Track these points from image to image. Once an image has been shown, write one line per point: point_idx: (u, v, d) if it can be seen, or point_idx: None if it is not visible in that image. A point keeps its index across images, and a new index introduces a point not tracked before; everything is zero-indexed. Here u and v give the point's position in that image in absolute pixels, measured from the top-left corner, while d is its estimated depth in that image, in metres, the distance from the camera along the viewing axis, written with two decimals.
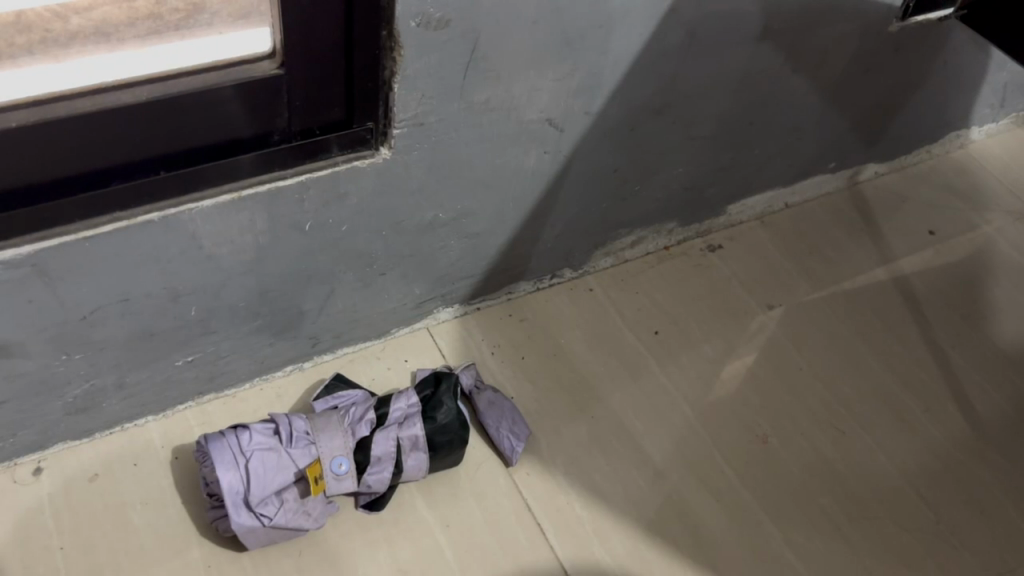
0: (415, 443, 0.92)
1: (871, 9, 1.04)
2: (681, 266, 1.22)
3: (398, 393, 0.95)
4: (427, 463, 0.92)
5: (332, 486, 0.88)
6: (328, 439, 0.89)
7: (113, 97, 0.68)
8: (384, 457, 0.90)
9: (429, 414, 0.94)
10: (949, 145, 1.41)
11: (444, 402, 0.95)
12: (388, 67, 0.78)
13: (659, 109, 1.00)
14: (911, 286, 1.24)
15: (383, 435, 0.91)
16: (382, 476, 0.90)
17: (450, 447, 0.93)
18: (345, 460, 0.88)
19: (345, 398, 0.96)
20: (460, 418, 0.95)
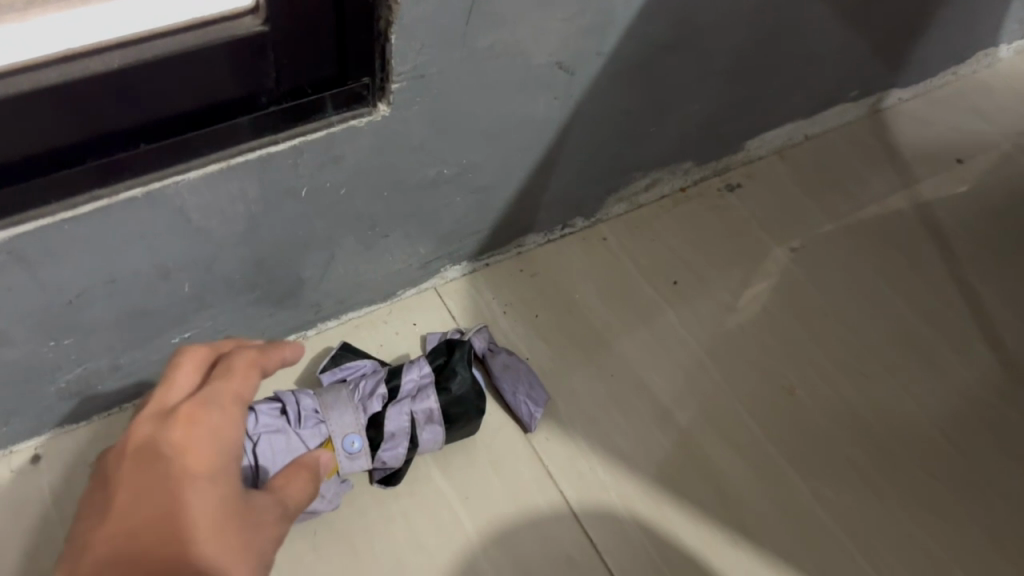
0: (429, 416, 0.87)
1: None
2: (697, 210, 1.16)
3: (408, 363, 0.89)
4: (442, 435, 0.88)
5: (345, 466, 0.84)
6: (339, 416, 0.84)
7: (80, 66, 0.61)
8: (398, 433, 0.86)
9: (444, 385, 0.89)
10: (976, 65, 1.33)
11: (458, 371, 0.90)
12: (382, 15, 0.70)
13: (675, 44, 0.93)
14: (938, 220, 1.18)
15: (396, 410, 0.86)
16: (397, 452, 0.86)
17: (467, 416, 0.89)
18: (358, 438, 0.84)
19: (353, 369, 0.91)
20: (475, 387, 0.90)
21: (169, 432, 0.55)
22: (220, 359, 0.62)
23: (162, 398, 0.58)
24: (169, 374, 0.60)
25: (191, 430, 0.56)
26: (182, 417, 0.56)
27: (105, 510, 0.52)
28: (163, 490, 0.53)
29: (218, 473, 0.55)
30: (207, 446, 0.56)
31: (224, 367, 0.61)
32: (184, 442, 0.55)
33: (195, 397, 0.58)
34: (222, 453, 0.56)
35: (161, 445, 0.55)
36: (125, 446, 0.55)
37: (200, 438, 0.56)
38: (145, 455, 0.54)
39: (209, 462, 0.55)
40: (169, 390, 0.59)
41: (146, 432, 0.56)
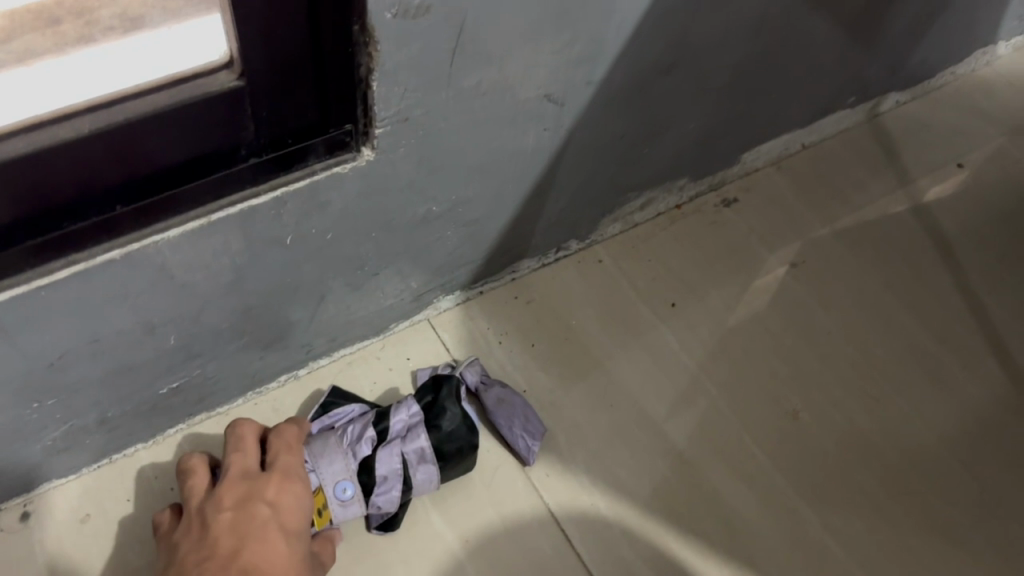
0: (421, 456, 0.85)
1: None
2: (694, 227, 1.13)
3: (397, 405, 0.88)
4: (436, 475, 0.86)
5: (338, 513, 0.82)
6: (329, 464, 0.82)
7: (47, 134, 0.58)
8: (391, 475, 0.84)
9: (434, 423, 0.87)
10: (975, 63, 1.30)
11: (447, 408, 0.88)
12: (363, 63, 0.67)
13: (669, 67, 0.90)
14: (941, 228, 1.15)
15: (385, 453, 0.84)
16: (391, 496, 0.84)
17: (461, 452, 0.87)
18: (349, 484, 0.82)
19: (341, 413, 0.89)
20: (467, 423, 0.88)
21: (263, 491, 0.74)
22: (281, 431, 0.81)
23: (244, 462, 0.78)
24: (243, 444, 0.79)
25: (281, 489, 0.75)
26: (271, 481, 0.76)
27: (217, 540, 0.70)
28: (264, 534, 0.71)
29: (299, 528, 0.74)
30: (291, 506, 0.74)
31: (285, 445, 0.80)
32: (276, 499, 0.74)
33: (277, 468, 0.77)
34: (299, 515, 0.75)
35: (257, 500, 0.74)
36: (225, 494, 0.74)
37: (286, 498, 0.75)
38: (244, 504, 0.73)
39: (292, 518, 0.74)
40: (246, 457, 0.78)
41: (244, 488, 0.75)
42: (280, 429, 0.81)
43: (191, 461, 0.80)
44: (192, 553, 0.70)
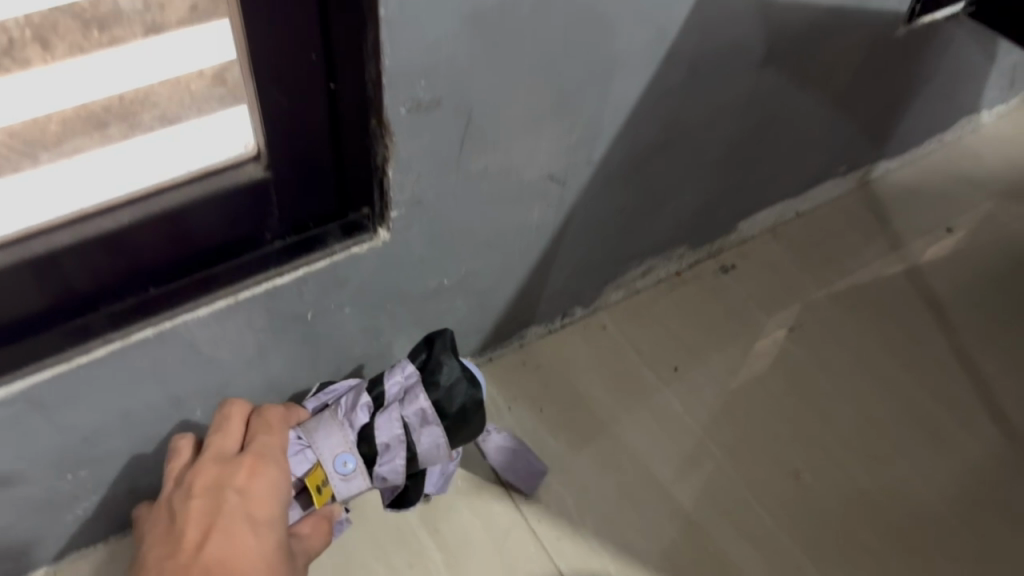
0: (423, 417, 0.83)
1: (876, 18, 0.99)
2: (694, 292, 1.18)
3: (391, 369, 0.86)
4: (443, 435, 0.84)
5: (340, 489, 0.79)
6: (326, 438, 0.80)
7: (91, 225, 0.63)
8: (393, 443, 0.82)
9: (432, 380, 0.85)
10: (960, 131, 1.35)
11: (443, 363, 0.86)
12: (379, 152, 0.72)
13: (664, 146, 0.95)
14: (933, 289, 1.19)
15: (385, 419, 0.82)
16: (395, 463, 0.82)
17: (465, 411, 0.86)
18: (350, 456, 0.80)
19: (334, 391, 0.87)
20: (467, 376, 0.87)
21: (234, 479, 0.69)
22: (262, 414, 0.77)
23: (220, 447, 0.73)
24: (223, 427, 0.75)
25: (254, 475, 0.69)
26: (244, 466, 0.70)
27: (183, 530, 0.65)
28: (229, 525, 0.65)
29: (274, 517, 0.68)
30: (264, 492, 0.69)
31: (267, 423, 0.76)
32: (247, 485, 0.69)
33: (252, 450, 0.72)
34: (275, 499, 0.69)
35: (228, 486, 0.68)
36: (195, 483, 0.69)
37: (260, 484, 0.69)
38: (214, 491, 0.68)
39: (267, 506, 0.68)
40: (224, 439, 0.74)
41: (215, 473, 0.69)
42: (259, 415, 0.77)
43: (178, 443, 0.76)
44: (156, 547, 0.64)
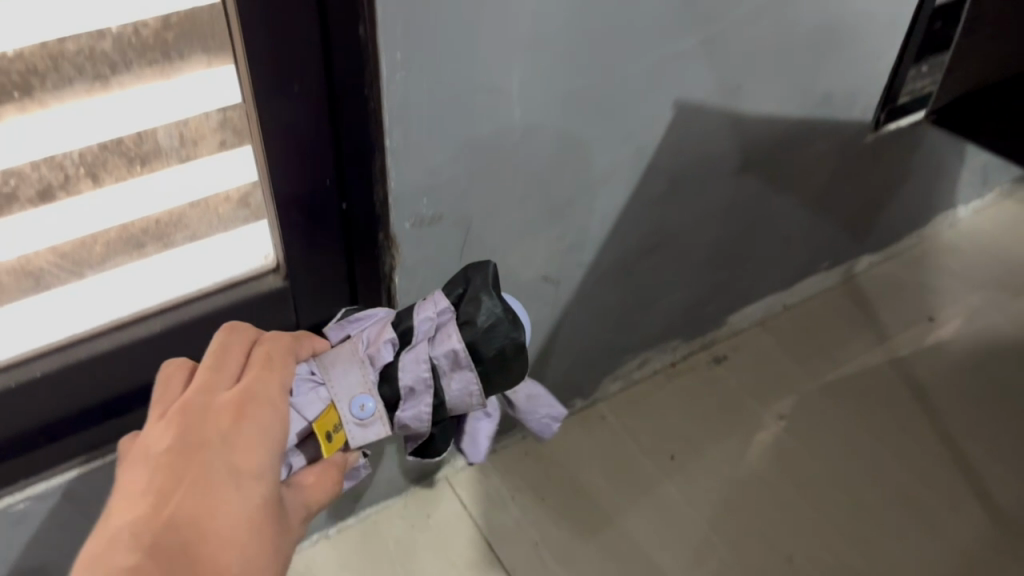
0: (455, 360, 0.66)
1: (843, 127, 1.08)
2: (689, 383, 1.24)
3: (420, 301, 0.69)
4: (477, 382, 0.67)
5: (355, 435, 0.65)
6: (342, 376, 0.65)
7: (128, 333, 0.71)
8: (418, 387, 0.66)
9: (466, 320, 0.66)
10: (940, 225, 1.43)
11: (482, 299, 0.66)
12: (387, 262, 0.80)
13: (651, 248, 1.03)
14: (917, 377, 1.25)
15: (410, 357, 0.66)
16: (420, 411, 0.67)
17: (503, 358, 0.66)
18: (369, 399, 0.65)
19: (363, 318, 0.73)
20: (508, 316, 0.67)
21: (216, 424, 0.55)
22: (263, 347, 0.62)
23: (207, 381, 0.58)
24: (218, 359, 0.60)
25: (240, 424, 0.56)
26: (231, 407, 0.56)
27: (153, 478, 0.52)
28: (207, 473, 0.52)
29: (261, 471, 0.55)
30: (252, 441, 0.55)
31: (266, 358, 0.61)
32: (232, 433, 0.55)
33: (240, 393, 0.57)
34: (263, 451, 0.55)
35: (207, 432, 0.55)
36: (175, 419, 0.55)
37: (247, 433, 0.55)
38: (190, 435, 0.54)
39: (253, 458, 0.55)
40: (214, 374, 0.59)
41: (193, 412, 0.55)
42: (262, 347, 0.62)
43: (166, 369, 0.62)
44: (122, 491, 0.52)
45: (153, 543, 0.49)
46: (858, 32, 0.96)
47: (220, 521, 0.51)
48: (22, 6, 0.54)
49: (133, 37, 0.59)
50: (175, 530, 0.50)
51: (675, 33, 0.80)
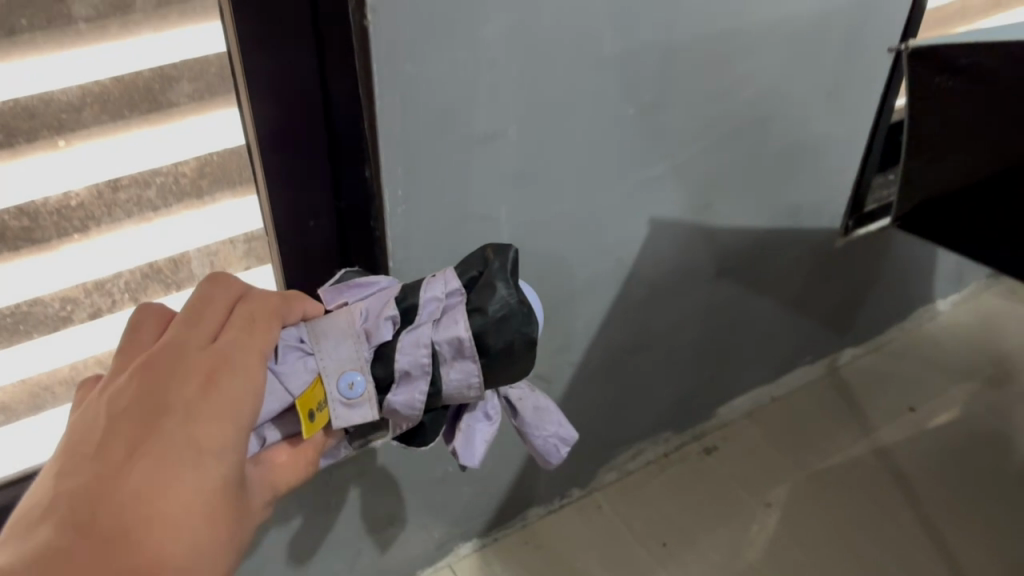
0: (459, 349, 0.59)
1: (813, 234, 1.18)
2: (680, 472, 1.31)
3: (430, 278, 0.62)
4: (479, 375, 0.60)
5: (341, 417, 0.57)
6: (334, 349, 0.57)
7: None
8: (415, 371, 0.59)
9: (476, 307, 0.59)
10: (919, 319, 1.52)
11: (497, 287, 0.60)
12: None
13: (636, 347, 1.12)
14: (898, 464, 1.31)
15: (410, 339, 0.59)
16: (412, 399, 0.59)
17: (511, 353, 0.60)
18: (361, 378, 0.57)
19: (366, 285, 0.64)
20: (523, 307, 0.60)
21: (181, 389, 0.47)
22: (247, 306, 0.54)
23: (180, 337, 0.51)
24: (196, 312, 0.53)
25: (210, 392, 0.48)
26: (201, 371, 0.49)
27: (107, 434, 0.45)
28: (163, 447, 0.45)
29: (226, 448, 0.47)
30: (221, 415, 0.48)
31: (252, 314, 0.54)
32: (198, 400, 0.47)
33: (217, 349, 0.50)
34: (236, 423, 0.48)
35: (171, 397, 0.47)
36: (140, 369, 0.48)
37: (217, 402, 0.48)
38: (152, 397, 0.47)
39: (218, 433, 0.47)
40: (190, 328, 0.51)
41: (161, 370, 0.48)
42: (248, 304, 0.55)
43: (137, 316, 0.54)
44: (70, 444, 0.46)
45: (87, 529, 0.41)
46: (818, 153, 1.07)
47: (173, 500, 0.44)
48: (84, 161, 0.65)
49: (172, 186, 0.70)
50: (120, 505, 0.43)
51: (644, 162, 0.91)
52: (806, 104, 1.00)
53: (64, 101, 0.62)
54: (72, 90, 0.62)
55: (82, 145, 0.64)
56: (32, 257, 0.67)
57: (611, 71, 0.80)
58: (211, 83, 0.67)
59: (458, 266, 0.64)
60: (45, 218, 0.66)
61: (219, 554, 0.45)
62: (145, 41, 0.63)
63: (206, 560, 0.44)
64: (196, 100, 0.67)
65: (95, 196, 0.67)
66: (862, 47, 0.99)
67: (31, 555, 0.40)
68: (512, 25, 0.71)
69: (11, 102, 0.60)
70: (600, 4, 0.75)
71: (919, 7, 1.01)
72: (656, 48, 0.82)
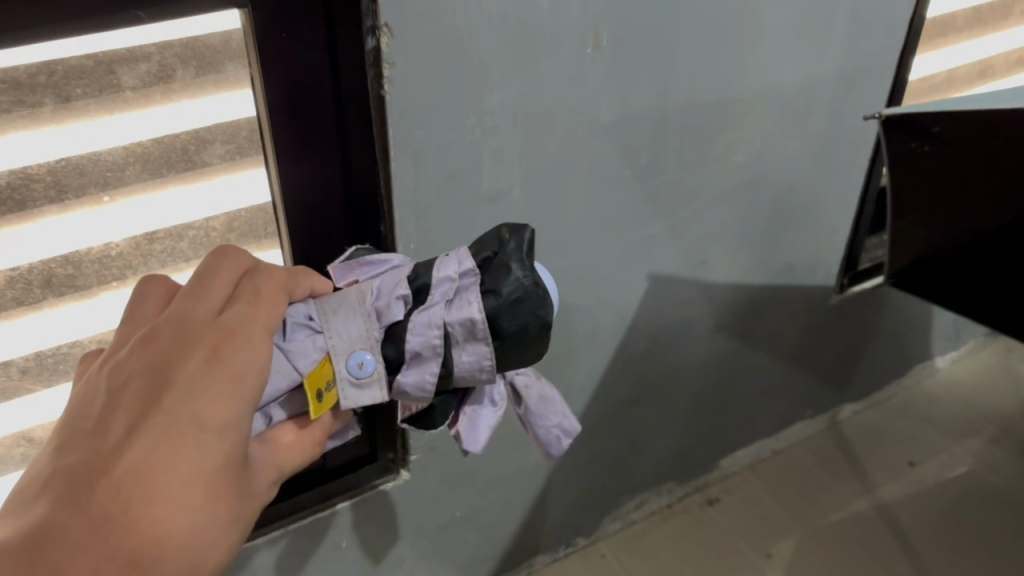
0: (471, 331, 0.59)
1: (809, 291, 1.23)
2: (683, 523, 1.34)
3: (444, 256, 0.62)
4: (491, 358, 0.59)
5: (350, 395, 0.57)
6: (344, 326, 0.58)
7: None
8: (426, 352, 0.59)
9: (490, 288, 0.59)
10: (917, 376, 1.56)
11: (511, 267, 0.59)
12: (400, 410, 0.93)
13: (638, 398, 1.17)
14: (896, 516, 1.33)
15: (422, 320, 0.59)
16: (423, 380, 0.60)
17: (525, 335, 0.59)
18: (370, 358, 0.58)
19: (379, 264, 0.65)
20: (538, 290, 0.59)
21: (184, 364, 0.49)
22: (254, 280, 0.55)
23: (187, 310, 0.52)
24: (204, 284, 0.54)
25: (214, 366, 0.49)
26: (205, 346, 0.50)
27: (108, 410, 0.47)
28: (164, 422, 0.47)
29: (228, 424, 0.49)
30: (222, 390, 0.49)
31: (258, 290, 0.55)
32: (200, 375, 0.49)
33: (221, 324, 0.51)
34: (240, 397, 0.50)
35: (175, 371, 0.49)
36: (144, 344, 0.50)
37: (220, 378, 0.49)
38: (157, 372, 0.49)
39: (219, 409, 0.48)
40: (197, 301, 0.53)
41: (165, 344, 0.50)
42: (255, 277, 0.56)
43: (147, 286, 0.56)
44: (73, 417, 0.48)
45: (83, 506, 0.44)
46: (810, 214, 1.13)
47: (170, 478, 0.46)
48: (124, 215, 0.71)
49: (203, 239, 0.76)
50: (119, 481, 0.45)
51: (642, 220, 0.97)
52: (797, 168, 1.06)
53: (110, 161, 0.68)
54: (117, 151, 0.68)
55: (125, 199, 0.70)
56: (73, 303, 0.73)
57: (609, 136, 0.87)
58: (242, 145, 0.74)
59: (473, 244, 0.62)
60: (88, 267, 0.72)
61: (214, 529, 0.48)
62: (184, 107, 0.69)
63: (199, 537, 0.47)
64: (228, 160, 0.74)
65: (134, 247, 0.73)
66: (849, 115, 1.06)
67: (26, 531, 0.42)
68: (515, 94, 0.78)
69: (63, 162, 0.66)
70: (598, 76, 0.82)
71: (900, 79, 1.08)
72: (650, 115, 0.88)
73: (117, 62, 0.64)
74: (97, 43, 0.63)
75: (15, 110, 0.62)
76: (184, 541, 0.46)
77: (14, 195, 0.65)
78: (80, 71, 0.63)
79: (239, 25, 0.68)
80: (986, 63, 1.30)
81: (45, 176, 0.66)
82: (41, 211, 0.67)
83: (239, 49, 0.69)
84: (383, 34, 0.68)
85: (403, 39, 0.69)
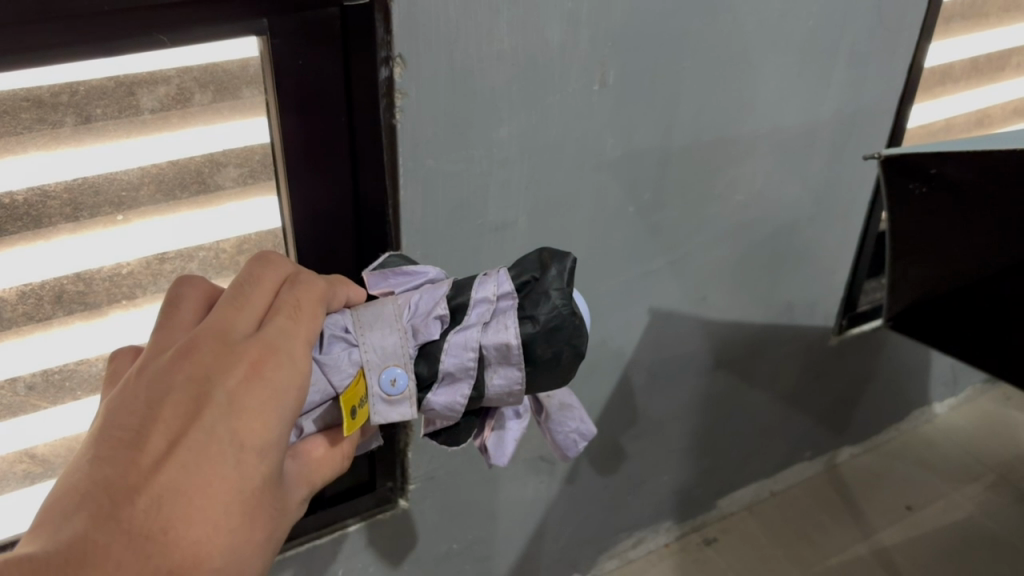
0: (505, 355, 0.60)
1: (808, 331, 1.24)
2: (680, 562, 1.33)
3: (483, 275, 0.62)
4: (522, 382, 0.60)
5: (381, 412, 0.59)
6: (378, 341, 0.59)
7: None
8: (459, 373, 0.60)
9: (527, 314, 0.60)
10: (915, 421, 1.57)
11: (550, 294, 0.60)
12: (402, 438, 0.93)
13: (637, 432, 1.17)
14: (893, 561, 1.32)
15: (458, 340, 0.60)
16: (454, 400, 0.61)
17: (557, 364, 0.60)
18: (402, 374, 0.59)
19: (413, 274, 0.66)
20: (575, 319, 0.60)
21: (225, 381, 0.50)
22: (294, 290, 0.57)
23: (227, 322, 0.53)
24: (243, 295, 0.55)
25: (254, 384, 0.50)
26: (246, 361, 0.51)
27: (147, 423, 0.48)
28: (204, 440, 0.48)
29: (267, 445, 0.50)
30: (261, 408, 0.50)
31: (297, 300, 0.56)
32: (240, 392, 0.50)
33: (262, 338, 0.52)
34: (278, 417, 0.51)
35: (217, 387, 0.50)
36: (184, 354, 0.51)
37: (258, 395, 0.50)
38: (198, 388, 0.49)
39: (258, 428, 0.50)
40: (235, 314, 0.54)
41: (206, 358, 0.51)
42: (294, 288, 0.57)
43: (183, 291, 0.57)
44: (109, 425, 0.48)
45: (123, 523, 0.44)
46: (810, 255, 1.14)
47: (208, 498, 0.47)
48: (136, 235, 0.72)
49: (213, 260, 0.77)
50: (159, 500, 0.46)
51: (645, 255, 0.98)
52: (798, 209, 1.08)
53: (126, 181, 0.69)
54: (133, 172, 0.69)
55: (138, 220, 0.71)
56: (83, 321, 0.73)
57: (614, 170, 0.89)
58: (255, 169, 0.75)
59: (514, 265, 0.63)
60: (99, 284, 0.72)
61: (250, 549, 0.49)
62: (199, 132, 0.70)
63: (235, 556, 0.48)
64: (241, 183, 0.75)
65: (145, 267, 0.74)
66: (848, 159, 1.08)
67: (65, 543, 0.43)
68: (523, 128, 0.80)
69: (80, 181, 0.67)
70: (604, 113, 0.84)
71: (898, 125, 1.10)
72: (654, 152, 0.90)
73: (137, 84, 0.65)
74: (120, 65, 0.64)
75: (37, 127, 0.64)
76: (221, 561, 0.47)
77: (30, 211, 0.66)
78: (101, 92, 0.64)
79: (256, 53, 0.69)
80: (983, 113, 1.32)
81: (62, 194, 0.67)
82: (55, 229, 0.68)
83: (256, 75, 0.70)
84: (396, 64, 0.70)
85: (415, 70, 0.71)
